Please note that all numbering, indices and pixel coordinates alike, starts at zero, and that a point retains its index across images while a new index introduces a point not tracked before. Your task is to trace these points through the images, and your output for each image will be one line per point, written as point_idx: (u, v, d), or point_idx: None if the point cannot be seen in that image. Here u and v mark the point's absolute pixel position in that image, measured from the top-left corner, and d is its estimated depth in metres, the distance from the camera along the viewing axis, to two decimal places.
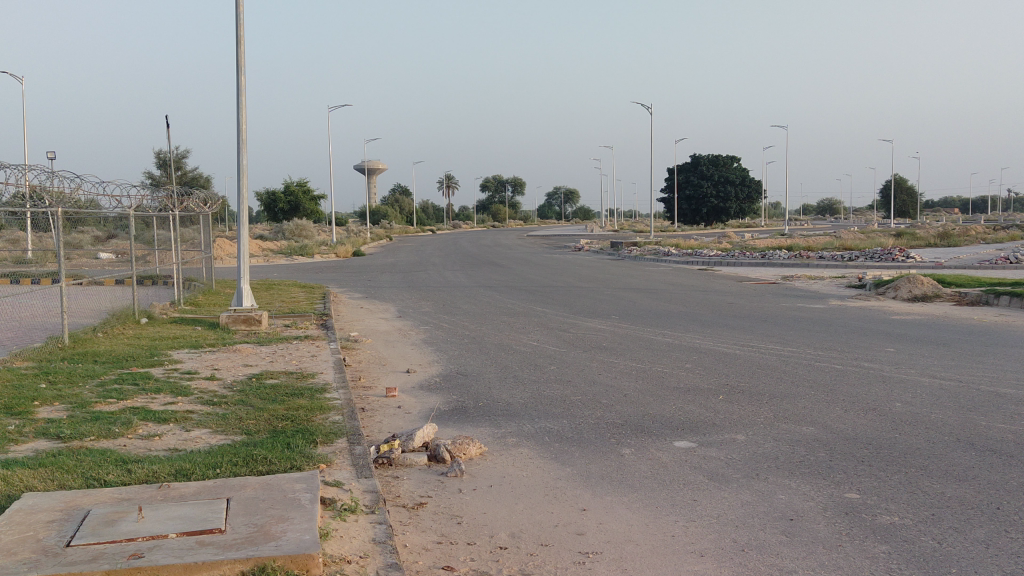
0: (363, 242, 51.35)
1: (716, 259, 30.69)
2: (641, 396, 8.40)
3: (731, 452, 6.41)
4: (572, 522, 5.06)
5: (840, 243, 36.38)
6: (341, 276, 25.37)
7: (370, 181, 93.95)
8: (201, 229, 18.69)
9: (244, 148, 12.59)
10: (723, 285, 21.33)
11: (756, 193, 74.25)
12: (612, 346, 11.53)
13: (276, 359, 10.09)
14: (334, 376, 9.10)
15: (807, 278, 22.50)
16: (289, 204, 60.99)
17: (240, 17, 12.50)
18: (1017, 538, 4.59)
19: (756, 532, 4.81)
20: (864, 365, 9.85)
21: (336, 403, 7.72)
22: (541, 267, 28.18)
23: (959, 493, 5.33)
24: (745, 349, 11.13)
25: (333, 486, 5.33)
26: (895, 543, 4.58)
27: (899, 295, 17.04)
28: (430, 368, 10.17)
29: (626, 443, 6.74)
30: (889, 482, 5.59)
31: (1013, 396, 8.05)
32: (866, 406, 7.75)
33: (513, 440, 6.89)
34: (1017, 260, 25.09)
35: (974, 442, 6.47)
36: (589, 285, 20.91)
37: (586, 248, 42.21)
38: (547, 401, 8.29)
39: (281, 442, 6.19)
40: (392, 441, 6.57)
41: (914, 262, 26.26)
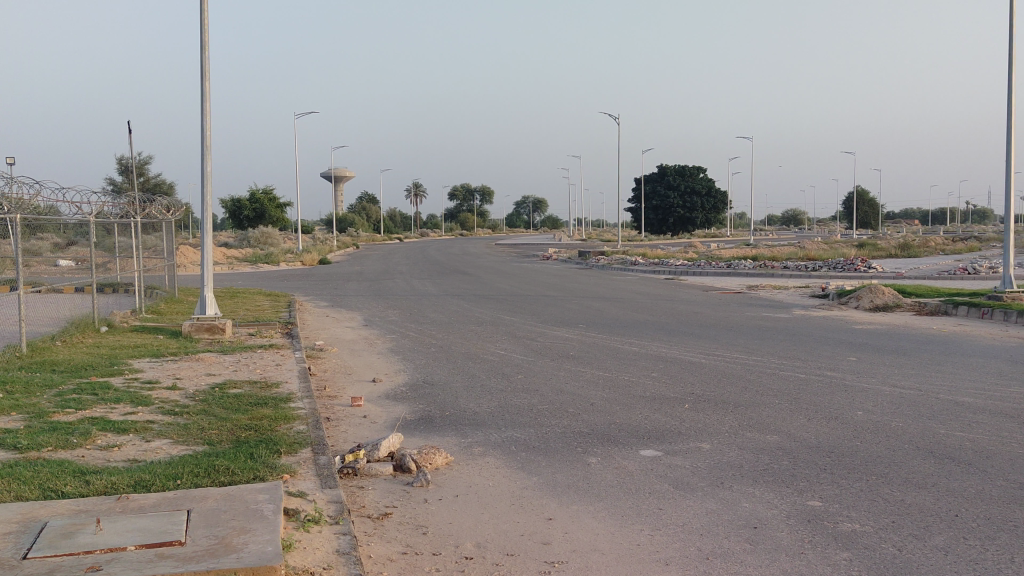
0: (331, 251, 51.09)
1: (682, 268, 30.97)
2: (608, 405, 8.42)
3: (696, 460, 6.45)
4: (538, 532, 5.05)
5: (804, 253, 36.84)
6: (307, 284, 25.22)
7: (337, 189, 93.66)
8: (164, 236, 18.46)
9: (208, 155, 12.46)
10: (689, 294, 21.51)
11: (722, 203, 75.00)
12: (579, 355, 11.56)
13: (240, 368, 9.98)
14: (299, 385, 9.02)
15: (772, 288, 22.74)
16: (255, 212, 60.45)
17: (206, 22, 12.38)
18: (975, 545, 4.66)
19: (720, 540, 4.84)
20: (826, 373, 9.97)
21: (301, 413, 7.65)
22: (508, 276, 28.12)
23: (918, 500, 5.41)
24: (711, 358, 11.21)
25: (297, 496, 5.27)
26: (856, 550, 4.64)
27: (861, 305, 17.29)
28: (396, 377, 10.12)
29: (592, 451, 6.75)
30: (850, 489, 5.65)
31: (971, 404, 8.19)
32: (829, 415, 7.84)
33: (479, 449, 6.87)
34: (975, 270, 25.58)
35: (933, 451, 6.56)
36: (557, 294, 20.98)
37: (554, 257, 42.36)
38: (514, 410, 8.29)
39: (243, 452, 6.11)
40: (357, 451, 6.54)
41: (876, 272, 26.66)
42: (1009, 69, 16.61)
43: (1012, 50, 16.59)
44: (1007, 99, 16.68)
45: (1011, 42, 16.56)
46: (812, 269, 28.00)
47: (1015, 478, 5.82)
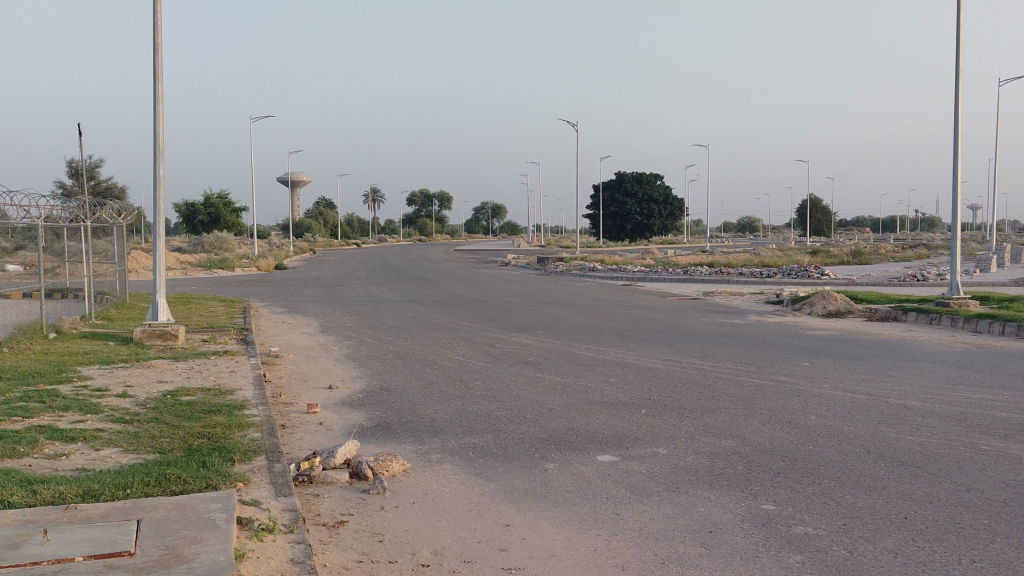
0: (288, 256, 50.60)
1: (640, 274, 31.20)
2: (566, 411, 8.45)
3: (653, 465, 6.49)
4: (496, 538, 5.04)
5: (759, 259, 37.34)
6: (263, 290, 24.94)
7: (294, 194, 92.84)
8: (115, 241, 18.11)
9: (160, 158, 12.26)
10: (647, 300, 21.67)
11: (679, 211, 75.81)
12: (538, 361, 11.58)
13: (193, 374, 9.83)
14: (253, 392, 8.91)
15: (728, 294, 22.99)
16: (209, 216, 59.64)
17: (159, 22, 12.20)
18: (924, 547, 4.75)
19: (675, 545, 4.87)
20: (780, 379, 10.10)
21: (255, 420, 7.55)
22: (466, 282, 28.07)
23: (869, 503, 5.51)
24: (667, 363, 11.30)
25: (250, 505, 5.21)
26: (809, 553, 4.70)
27: (814, 311, 17.56)
28: (353, 384, 10.05)
29: (550, 457, 6.77)
30: (803, 493, 5.74)
31: (920, 409, 8.35)
32: (783, 419, 7.95)
33: (436, 456, 6.84)
34: (924, 276, 26.14)
35: (884, 454, 6.68)
36: (515, 300, 21.01)
37: (513, 263, 42.44)
38: (471, 416, 8.27)
39: (196, 461, 6.02)
40: (312, 458, 6.48)
41: (829, 279, 27.11)
42: (956, 81, 17.01)
43: (958, 62, 17.00)
44: (954, 109, 17.09)
45: (958, 53, 16.97)
46: (766, 276, 28.39)
47: (963, 480, 5.95)
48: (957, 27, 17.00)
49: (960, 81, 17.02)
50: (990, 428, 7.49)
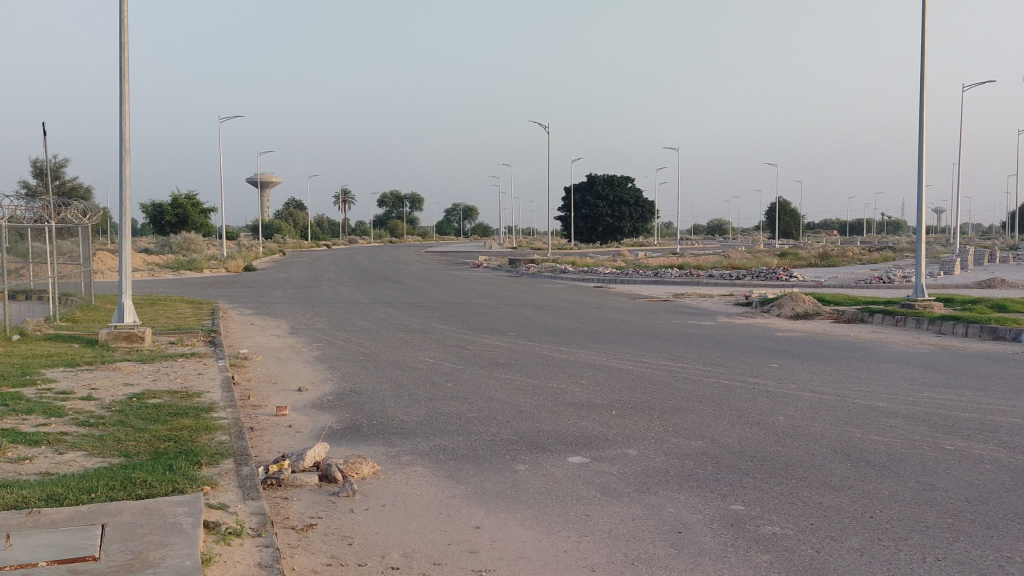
0: (257, 258, 50.22)
1: (611, 276, 31.33)
2: (536, 412, 8.46)
3: (623, 466, 6.52)
4: (466, 540, 5.04)
5: (728, 262, 37.66)
6: (231, 292, 24.72)
7: (264, 195, 92.18)
8: (80, 242, 17.86)
9: (126, 158, 12.11)
10: (617, 302, 21.76)
11: (650, 213, 76.24)
12: (509, 362, 11.58)
13: (160, 377, 9.71)
14: (221, 394, 8.83)
15: (698, 296, 23.15)
16: (176, 217, 59.00)
17: (125, 20, 12.06)
18: (889, 546, 4.81)
19: (645, 545, 4.90)
20: (749, 380, 10.18)
21: (223, 423, 7.48)
22: (438, 284, 28.06)
23: (835, 503, 5.57)
24: (638, 365, 11.36)
25: (218, 508, 5.16)
26: (777, 553, 4.75)
27: (783, 312, 17.74)
28: (323, 386, 9.98)
29: (521, 459, 6.78)
30: (771, 493, 5.79)
31: (885, 409, 8.46)
32: (752, 420, 8.01)
33: (407, 458, 6.82)
34: (891, 279, 26.49)
35: (850, 454, 6.76)
36: (486, 302, 21.01)
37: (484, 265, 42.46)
38: (442, 418, 8.26)
39: (162, 464, 5.95)
40: (281, 461, 6.43)
41: (798, 281, 27.40)
42: (921, 86, 17.27)
43: (922, 67, 17.27)
44: (918, 114, 17.36)
45: (922, 59, 17.25)
46: (736, 277, 28.63)
47: (927, 480, 6.05)
48: (922, 33, 17.27)
49: (925, 86, 17.28)
50: (954, 428, 7.60)
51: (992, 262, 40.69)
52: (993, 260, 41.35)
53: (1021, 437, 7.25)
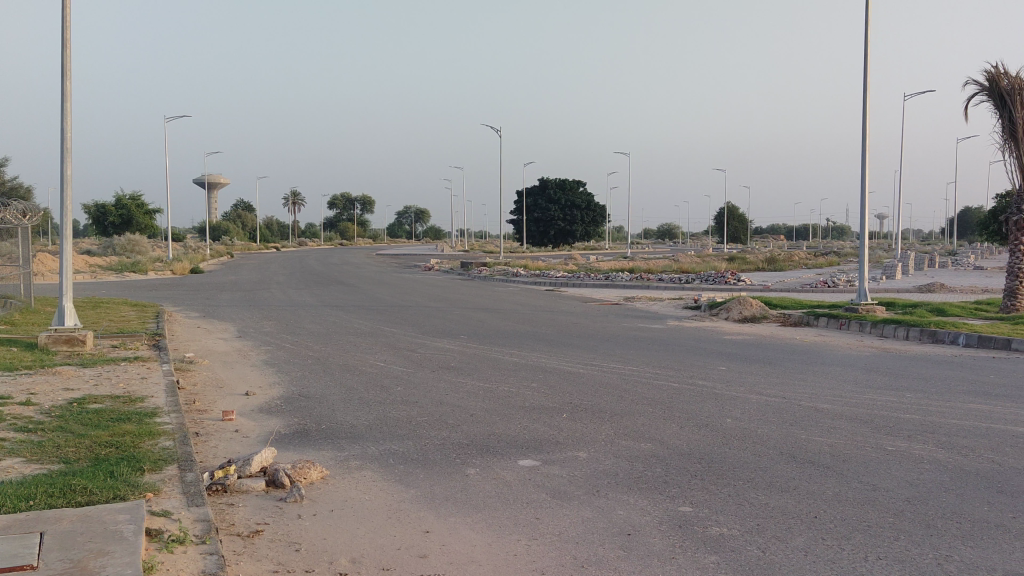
0: (202, 259, 49.32)
1: (562, 279, 31.48)
2: (487, 416, 8.44)
3: (573, 469, 6.55)
4: (415, 545, 5.01)
5: (678, 266, 38.13)
6: (176, 294, 24.28)
7: (211, 196, 90.77)
8: (19, 243, 17.36)
9: (68, 158, 11.83)
10: (569, 305, 21.86)
11: (600, 218, 77.02)
12: (460, 365, 11.56)
13: (101, 381, 9.49)
14: (165, 399, 8.65)
15: (648, 299, 23.36)
16: (120, 217, 57.76)
17: (68, 18, 11.79)
18: (832, 545, 4.90)
19: (594, 547, 4.93)
20: (698, 382, 10.31)
21: (167, 428, 7.33)
22: (389, 286, 27.85)
23: (781, 503, 5.66)
24: (588, 368, 11.41)
25: (161, 515, 5.05)
26: (724, 553, 4.81)
27: (730, 316, 17.98)
28: (271, 390, 9.85)
29: (471, 462, 6.76)
30: (718, 494, 5.86)
31: (829, 411, 8.61)
32: (700, 423, 8.09)
33: (356, 463, 6.76)
34: (835, 283, 27.05)
35: (796, 455, 6.88)
36: (437, 305, 20.94)
37: (436, 268, 42.26)
38: (392, 422, 8.20)
39: (103, 470, 5.81)
40: (227, 466, 6.33)
41: (746, 286, 27.81)
42: (864, 94, 17.65)
43: (866, 76, 17.65)
44: (863, 121, 17.73)
45: (865, 68, 17.64)
46: (685, 281, 28.95)
47: (869, 480, 6.18)
48: (864, 43, 17.66)
49: (868, 95, 17.67)
50: (895, 429, 7.77)
51: (933, 267, 41.73)
52: (933, 265, 42.53)
53: (958, 437, 7.46)
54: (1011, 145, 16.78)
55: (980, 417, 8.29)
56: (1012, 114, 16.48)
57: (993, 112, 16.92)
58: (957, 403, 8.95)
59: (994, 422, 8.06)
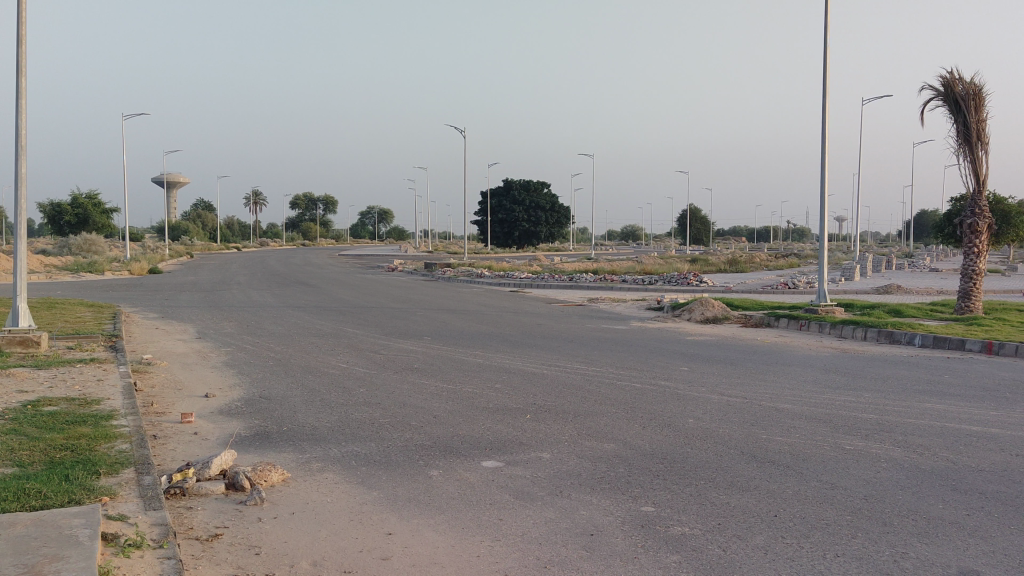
0: (161, 259, 48.57)
1: (526, 280, 31.53)
2: (451, 417, 8.43)
3: (537, 470, 6.54)
4: (377, 547, 4.97)
5: (641, 267, 38.36)
6: (133, 295, 23.89)
7: (170, 195, 89.57)
8: None
9: (22, 156, 11.58)
10: (532, 306, 21.90)
11: (564, 219, 77.38)
12: (423, 366, 11.53)
13: (56, 383, 9.30)
14: (122, 401, 8.52)
15: (612, 300, 23.47)
16: (76, 217, 56.68)
17: (22, 15, 11.55)
18: (791, 543, 4.96)
19: (557, 548, 4.92)
20: (660, 383, 10.37)
21: (124, 431, 7.21)
22: (352, 287, 27.66)
23: (741, 502, 5.71)
24: (552, 368, 11.43)
25: (117, 520, 4.96)
26: (685, 552, 4.84)
27: (693, 317, 18.13)
28: (231, 392, 9.73)
29: (434, 464, 6.73)
30: (681, 494, 5.90)
31: (789, 411, 8.71)
32: (662, 423, 8.15)
33: (317, 465, 6.70)
34: (795, 284, 27.43)
35: (756, 455, 6.95)
36: (400, 306, 20.85)
37: (399, 268, 42.11)
38: (354, 424, 8.14)
39: (57, 474, 5.69)
40: (185, 469, 6.23)
41: (708, 287, 28.07)
42: (823, 98, 17.91)
43: (825, 80, 17.92)
44: (822, 125, 18.00)
45: (825, 72, 17.90)
46: (648, 282, 29.16)
47: (828, 479, 6.24)
48: (824, 47, 17.91)
49: (827, 98, 17.95)
50: (852, 429, 7.88)
51: (889, 269, 42.43)
52: (890, 267, 43.30)
53: (915, 436, 7.57)
54: (965, 149, 17.10)
55: (936, 416, 8.42)
56: (967, 118, 16.82)
57: (948, 116, 17.25)
58: (914, 403, 9.09)
59: (949, 421, 8.20)
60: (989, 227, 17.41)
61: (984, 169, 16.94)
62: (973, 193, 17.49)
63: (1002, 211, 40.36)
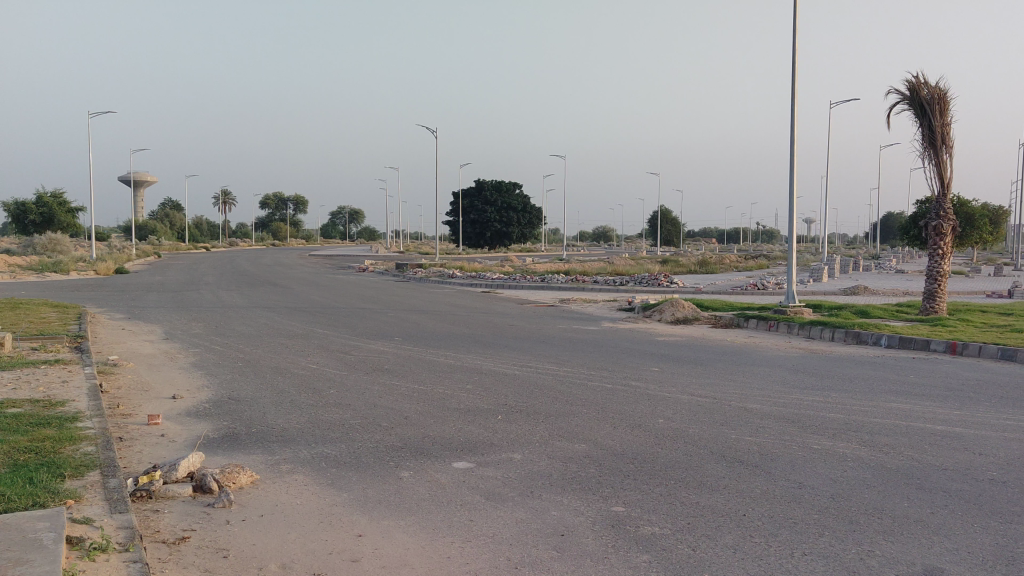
0: (128, 259, 47.96)
1: (497, 281, 31.52)
2: (421, 418, 8.39)
3: (507, 471, 6.54)
4: (347, 549, 4.94)
5: (612, 268, 38.52)
6: (99, 295, 23.57)
7: (137, 193, 88.55)
8: None
9: None
10: (504, 306, 21.89)
11: (536, 220, 77.50)
12: (394, 367, 11.48)
13: (20, 385, 9.15)
14: (88, 403, 8.39)
15: (583, 300, 23.52)
16: (41, 216, 55.81)
17: None
18: (759, 542, 5.00)
19: (528, 549, 4.93)
20: (631, 383, 10.41)
21: (89, 433, 7.11)
22: (322, 288, 27.50)
23: (711, 502, 5.75)
24: (523, 369, 11.44)
25: (82, 523, 4.89)
26: (655, 552, 4.86)
27: (663, 318, 18.21)
28: (199, 393, 9.64)
29: (405, 465, 6.70)
30: (652, 494, 5.92)
31: (758, 411, 8.78)
32: (633, 423, 8.19)
33: (287, 467, 6.65)
34: (764, 285, 27.69)
35: (726, 455, 6.99)
36: (371, 306, 20.76)
37: (370, 269, 41.94)
38: (324, 425, 8.08)
39: (21, 477, 5.60)
40: (152, 472, 6.16)
41: (678, 287, 28.26)
42: (792, 102, 18.09)
43: (794, 82, 18.11)
44: (791, 127, 18.18)
45: (793, 75, 18.08)
46: (619, 283, 29.30)
47: (796, 478, 6.31)
48: (791, 52, 18.11)
49: (796, 101, 18.13)
50: (820, 428, 7.97)
51: (857, 271, 42.98)
52: (857, 268, 43.90)
53: (881, 436, 7.67)
54: (931, 152, 17.34)
55: (902, 416, 8.53)
56: (931, 122, 17.07)
57: (914, 120, 17.50)
58: (880, 403, 9.20)
59: (914, 420, 8.31)
60: (953, 229, 17.68)
61: (948, 172, 17.19)
62: (938, 196, 17.75)
63: (966, 213, 41.04)
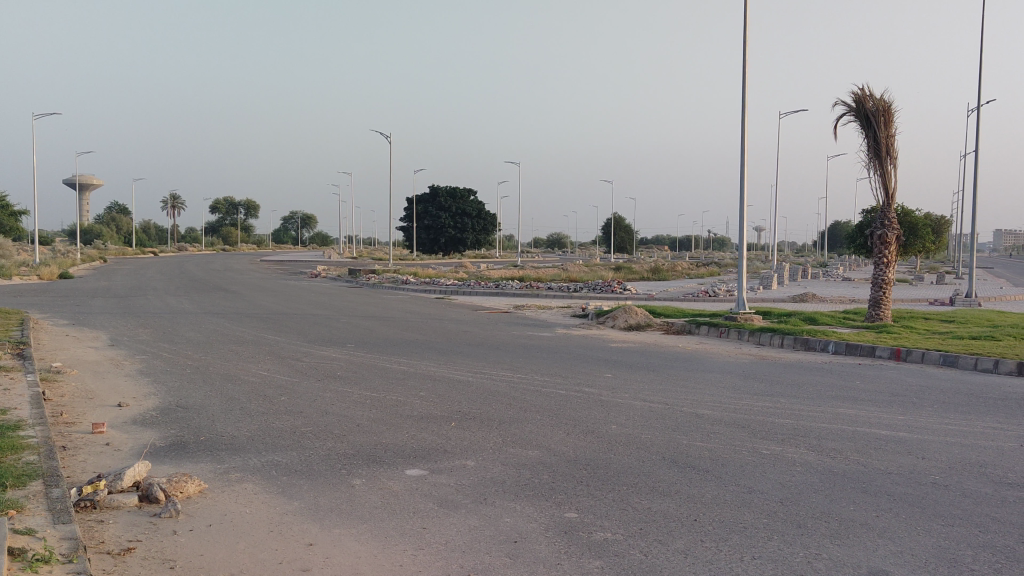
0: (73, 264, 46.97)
1: (451, 287, 31.45)
2: (374, 425, 8.34)
3: (461, 478, 6.52)
4: (297, 558, 4.89)
5: (566, 275, 38.64)
6: (43, 300, 23.04)
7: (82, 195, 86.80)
8: None
9: None
10: (457, 312, 21.84)
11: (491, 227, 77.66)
12: (346, 374, 11.41)
13: None
14: (30, 411, 8.18)
15: (537, 307, 23.55)
16: None
17: None
18: (711, 546, 5.06)
19: (480, 556, 4.92)
20: (584, 390, 10.47)
21: (32, 442, 6.92)
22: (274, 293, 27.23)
23: (662, 507, 5.79)
24: (476, 376, 11.42)
25: (24, 534, 4.76)
26: (608, 558, 4.88)
27: (616, 324, 18.34)
28: (146, 401, 9.44)
29: (357, 473, 6.65)
30: (604, 500, 5.96)
31: (708, 417, 8.89)
32: (587, 429, 8.23)
33: (236, 475, 6.55)
34: (715, 292, 28.03)
35: (677, 460, 7.07)
36: (322, 312, 20.56)
37: (322, 275, 41.55)
38: (275, 433, 7.99)
39: None
40: (97, 481, 6.01)
41: (631, 295, 28.50)
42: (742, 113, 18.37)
43: (744, 93, 18.39)
44: (741, 137, 18.44)
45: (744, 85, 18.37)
46: (573, 290, 29.42)
47: (745, 483, 6.39)
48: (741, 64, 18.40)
49: (746, 113, 18.42)
50: (769, 433, 8.09)
51: (805, 278, 43.65)
52: (806, 276, 44.60)
53: (827, 441, 7.80)
54: (876, 162, 17.73)
55: (848, 421, 8.68)
56: (877, 133, 17.45)
57: (859, 131, 17.87)
58: (827, 408, 9.37)
59: (859, 425, 8.47)
60: (898, 237, 18.06)
61: (892, 182, 17.60)
62: (883, 205, 18.14)
63: (909, 224, 41.97)
